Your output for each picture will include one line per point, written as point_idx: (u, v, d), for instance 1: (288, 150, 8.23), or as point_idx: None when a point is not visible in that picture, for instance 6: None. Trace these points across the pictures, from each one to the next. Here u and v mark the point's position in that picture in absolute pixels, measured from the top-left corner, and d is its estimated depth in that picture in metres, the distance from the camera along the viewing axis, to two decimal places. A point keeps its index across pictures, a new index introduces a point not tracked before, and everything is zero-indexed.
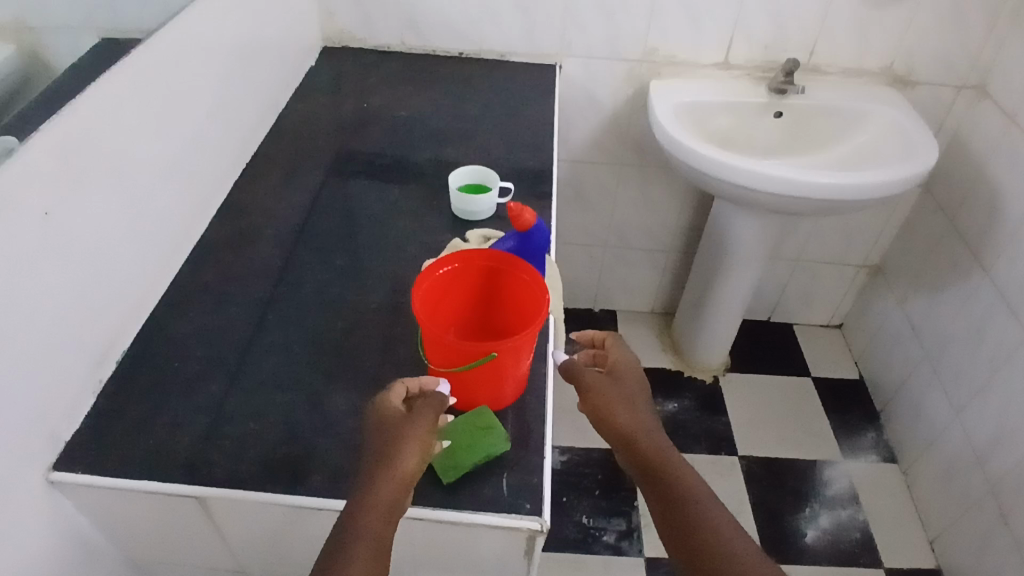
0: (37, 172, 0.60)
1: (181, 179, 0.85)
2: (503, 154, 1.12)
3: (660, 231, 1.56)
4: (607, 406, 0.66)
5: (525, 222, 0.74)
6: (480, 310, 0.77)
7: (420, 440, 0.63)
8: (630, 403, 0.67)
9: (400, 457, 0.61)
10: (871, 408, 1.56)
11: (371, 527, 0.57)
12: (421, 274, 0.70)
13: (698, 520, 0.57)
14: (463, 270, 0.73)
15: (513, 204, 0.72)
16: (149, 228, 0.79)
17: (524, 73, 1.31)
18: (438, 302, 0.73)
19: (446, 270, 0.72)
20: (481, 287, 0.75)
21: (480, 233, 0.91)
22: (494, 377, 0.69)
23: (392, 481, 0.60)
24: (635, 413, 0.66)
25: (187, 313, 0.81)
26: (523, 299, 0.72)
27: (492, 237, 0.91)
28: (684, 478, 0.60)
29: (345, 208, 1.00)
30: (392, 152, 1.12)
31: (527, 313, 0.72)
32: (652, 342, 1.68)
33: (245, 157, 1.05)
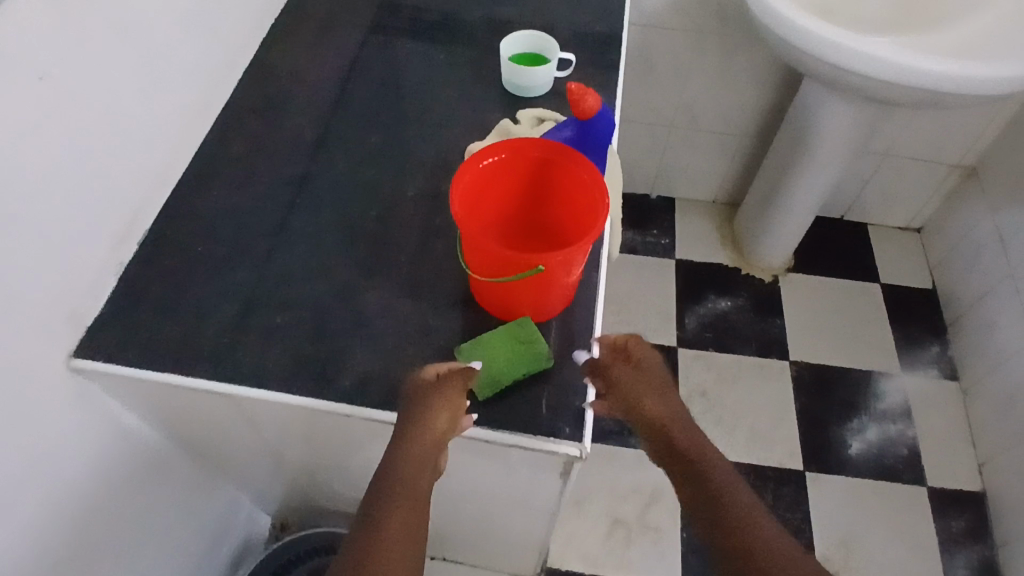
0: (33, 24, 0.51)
1: (204, 35, 0.76)
2: (566, 18, 0.97)
3: (733, 113, 1.41)
4: (635, 395, 0.61)
5: (587, 108, 0.62)
6: (528, 207, 0.68)
7: (451, 400, 0.59)
8: (659, 392, 0.62)
9: (427, 419, 0.57)
10: (940, 321, 1.46)
11: (403, 495, 0.54)
12: (462, 166, 0.61)
13: (738, 512, 0.53)
14: (511, 162, 0.63)
15: (574, 86, 0.60)
16: (168, 96, 0.71)
17: None
18: (481, 198, 0.64)
19: (491, 162, 0.63)
20: (530, 183, 0.65)
21: (533, 114, 0.80)
22: (539, 289, 0.62)
23: (419, 446, 0.56)
24: (668, 403, 0.61)
25: (212, 190, 0.75)
26: (578, 202, 0.63)
27: (546, 118, 0.80)
28: (718, 470, 0.56)
29: (384, 75, 0.89)
30: (439, 9, 0.98)
31: (582, 220, 0.63)
32: (709, 234, 1.58)
33: (276, 9, 0.93)
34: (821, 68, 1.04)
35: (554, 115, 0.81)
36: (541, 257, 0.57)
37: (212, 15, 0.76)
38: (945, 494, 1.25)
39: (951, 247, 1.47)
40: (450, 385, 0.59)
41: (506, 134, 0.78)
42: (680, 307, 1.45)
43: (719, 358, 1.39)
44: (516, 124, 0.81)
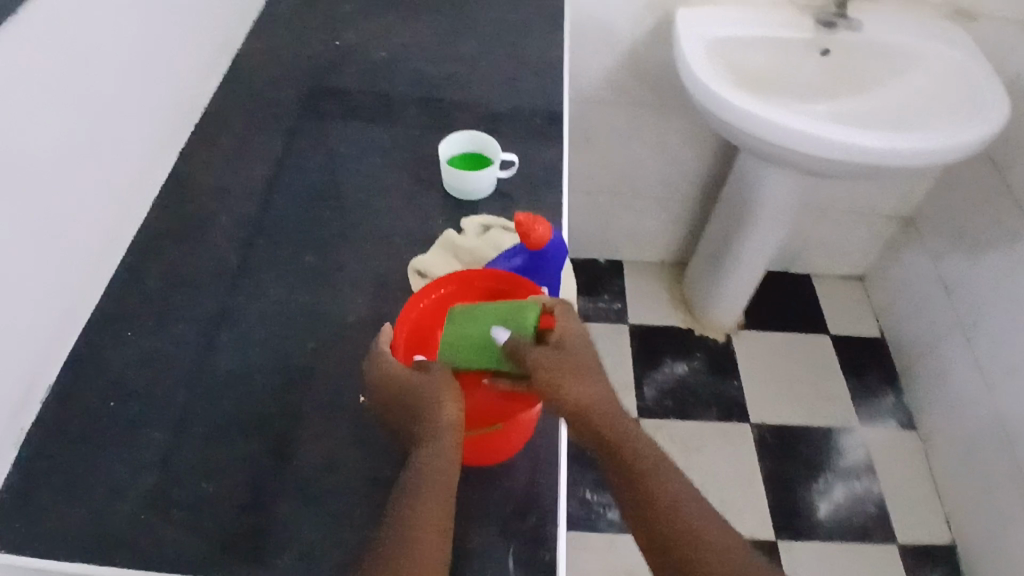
0: None
1: (99, 161, 0.69)
2: (504, 110, 0.94)
3: (675, 178, 1.40)
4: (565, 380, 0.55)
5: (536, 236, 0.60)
6: None
7: (454, 388, 0.56)
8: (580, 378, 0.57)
9: (434, 411, 0.54)
10: (891, 369, 1.47)
11: (424, 495, 0.50)
12: (406, 307, 0.60)
13: (664, 497, 0.52)
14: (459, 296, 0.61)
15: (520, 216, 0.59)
16: (57, 231, 0.64)
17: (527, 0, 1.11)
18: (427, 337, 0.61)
19: (435, 297, 0.61)
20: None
21: (479, 222, 0.76)
22: (498, 443, 0.58)
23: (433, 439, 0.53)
24: (585, 380, 0.57)
25: (126, 334, 0.68)
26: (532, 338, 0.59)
27: (493, 225, 0.76)
28: (631, 439, 0.55)
29: (316, 182, 0.83)
30: (370, 104, 0.93)
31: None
32: (661, 296, 1.56)
33: (193, 116, 0.87)
34: (758, 145, 1.03)
35: (500, 220, 0.77)
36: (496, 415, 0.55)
37: (107, 134, 0.70)
38: (917, 551, 1.23)
39: (894, 295, 1.49)
40: (436, 373, 0.56)
41: (450, 246, 0.73)
42: (638, 375, 1.42)
43: (682, 425, 1.35)
44: (461, 234, 0.76)
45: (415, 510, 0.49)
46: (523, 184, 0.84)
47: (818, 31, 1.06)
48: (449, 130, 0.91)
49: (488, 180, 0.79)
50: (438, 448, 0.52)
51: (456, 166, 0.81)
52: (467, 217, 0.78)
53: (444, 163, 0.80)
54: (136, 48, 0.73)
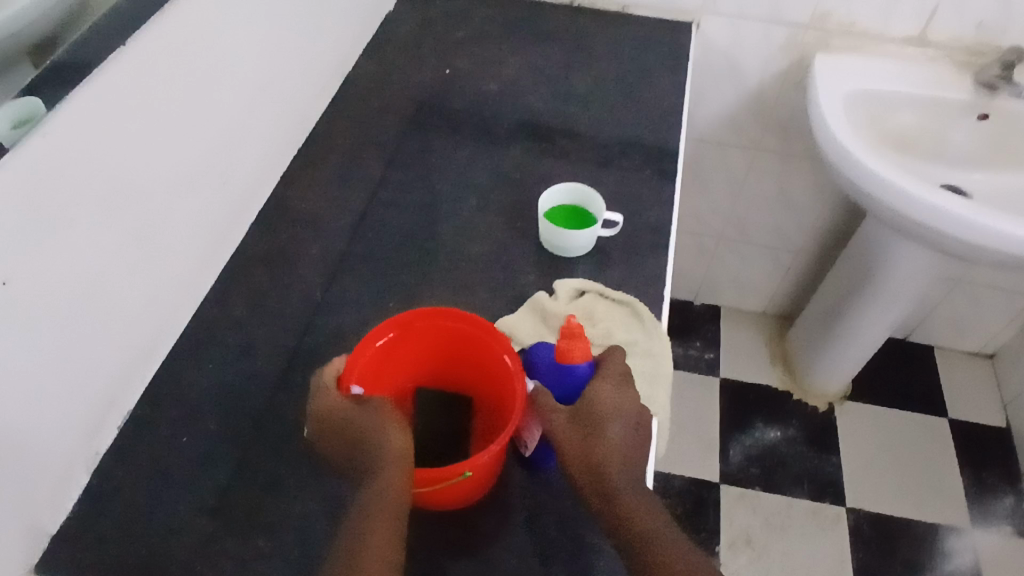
0: None
1: (211, 184, 0.70)
2: (612, 156, 0.88)
3: (790, 229, 1.29)
4: (566, 442, 0.55)
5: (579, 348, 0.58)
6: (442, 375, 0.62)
7: (393, 419, 0.54)
8: (599, 427, 0.55)
9: (379, 441, 0.53)
10: (1014, 466, 1.30)
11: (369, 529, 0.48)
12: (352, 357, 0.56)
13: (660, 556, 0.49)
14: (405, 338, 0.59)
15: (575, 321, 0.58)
16: (161, 253, 0.64)
17: (652, 35, 1.04)
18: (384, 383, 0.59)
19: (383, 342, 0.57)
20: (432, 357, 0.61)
21: (573, 286, 0.71)
22: (461, 492, 0.54)
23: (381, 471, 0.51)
24: (587, 440, 0.55)
25: (206, 363, 0.68)
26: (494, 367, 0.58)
27: (588, 290, 0.71)
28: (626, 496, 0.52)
29: (409, 219, 0.80)
30: (473, 138, 0.90)
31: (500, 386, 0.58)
32: (758, 351, 1.46)
33: (299, 138, 0.86)
34: (890, 215, 0.92)
35: (595, 284, 0.72)
36: (466, 463, 0.51)
37: (216, 157, 0.70)
38: None
39: None
40: (372, 409, 0.54)
41: (540, 311, 0.69)
42: (725, 436, 1.33)
43: (767, 499, 1.25)
44: (552, 296, 0.71)
45: (359, 549, 0.47)
46: (624, 244, 0.78)
47: (978, 93, 0.94)
48: (552, 174, 0.86)
49: (590, 238, 0.74)
50: (383, 478, 0.51)
51: (556, 220, 0.76)
52: (561, 278, 0.74)
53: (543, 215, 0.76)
54: (252, 71, 0.73)
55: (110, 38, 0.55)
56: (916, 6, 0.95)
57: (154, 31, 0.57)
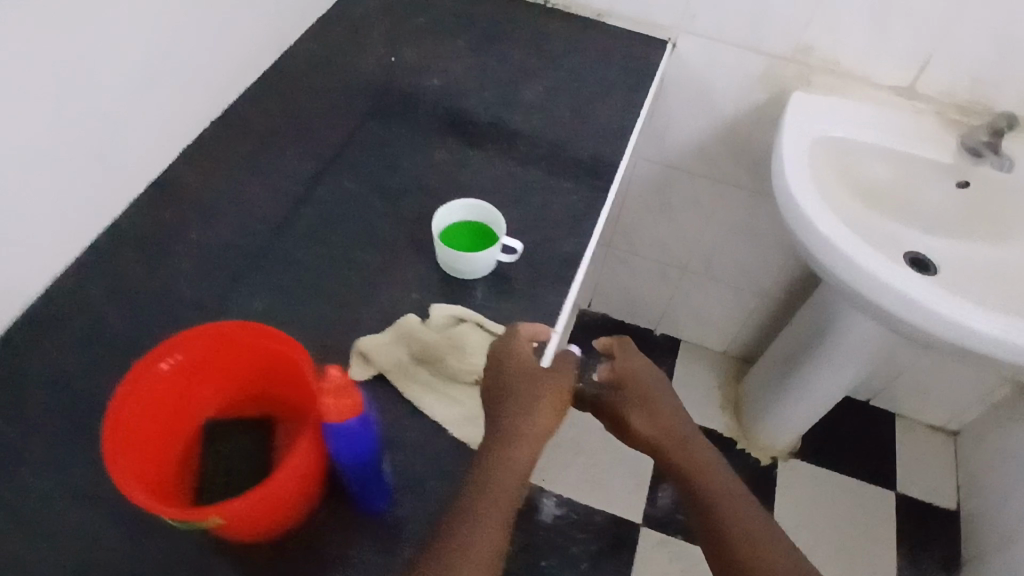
0: None
1: (90, 154, 0.65)
2: (543, 175, 0.82)
3: (755, 270, 1.22)
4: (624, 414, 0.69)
5: (345, 407, 0.44)
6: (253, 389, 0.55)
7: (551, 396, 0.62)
8: (648, 404, 0.69)
9: (532, 416, 0.60)
10: (955, 553, 1.22)
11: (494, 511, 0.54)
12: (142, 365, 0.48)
13: (715, 481, 0.63)
14: (175, 374, 0.50)
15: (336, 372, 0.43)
16: (16, 225, 0.60)
17: (621, 46, 0.97)
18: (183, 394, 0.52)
19: (162, 371, 0.49)
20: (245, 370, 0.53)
21: (450, 312, 0.66)
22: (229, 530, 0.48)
23: (520, 449, 0.58)
24: (649, 417, 0.68)
25: (44, 343, 0.63)
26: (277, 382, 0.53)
27: (466, 318, 0.66)
28: (701, 468, 0.64)
29: (304, 213, 0.75)
30: (399, 134, 0.84)
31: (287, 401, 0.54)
32: (711, 392, 1.39)
33: (213, 111, 0.81)
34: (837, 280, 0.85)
35: (475, 313, 0.67)
36: (217, 508, 0.45)
37: (99, 127, 0.65)
38: None
39: (984, 469, 1.24)
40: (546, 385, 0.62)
41: (407, 339, 0.64)
42: (655, 478, 1.27)
43: (687, 549, 1.20)
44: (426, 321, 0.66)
45: (474, 530, 0.52)
46: (526, 275, 0.72)
47: (960, 157, 0.86)
48: (473, 185, 0.80)
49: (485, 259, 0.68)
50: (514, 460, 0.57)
51: (457, 240, 0.71)
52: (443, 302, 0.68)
53: (443, 235, 0.71)
54: (151, 40, 0.68)
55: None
56: (903, 55, 0.87)
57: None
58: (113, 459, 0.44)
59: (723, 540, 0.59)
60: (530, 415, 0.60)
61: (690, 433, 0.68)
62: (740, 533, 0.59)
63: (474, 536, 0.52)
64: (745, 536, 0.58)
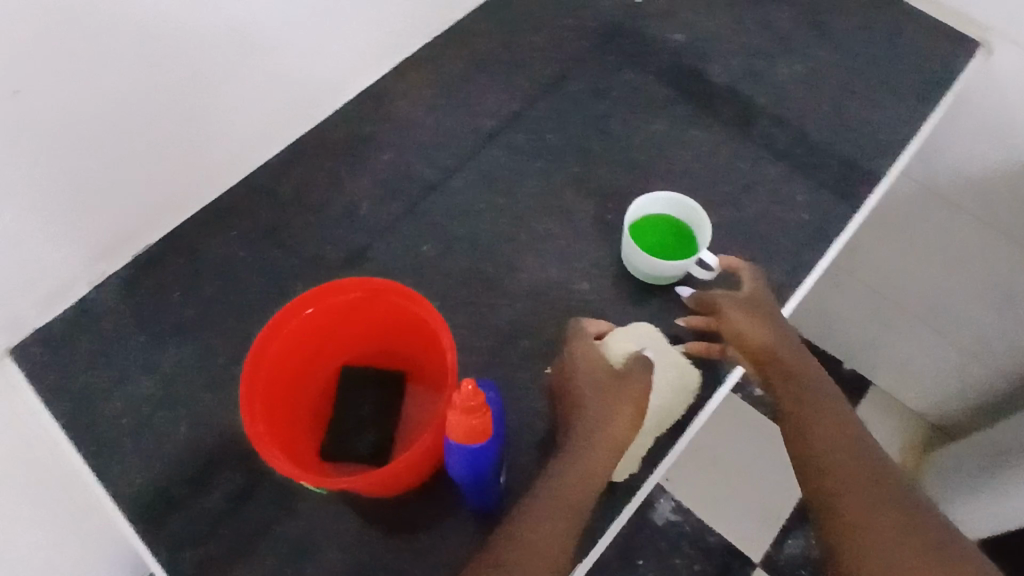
0: (8, 39, 0.44)
1: (305, 52, 0.64)
2: (769, 186, 0.70)
3: (995, 341, 1.01)
4: (740, 327, 0.57)
5: (470, 428, 0.39)
6: (397, 347, 0.53)
7: (620, 408, 0.54)
8: (758, 311, 0.58)
9: (605, 424, 0.53)
10: None
11: (553, 514, 0.48)
12: (299, 304, 0.47)
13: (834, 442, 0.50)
14: (318, 319, 0.49)
15: (467, 388, 0.38)
16: (223, 109, 0.61)
17: (919, 40, 0.79)
18: (329, 335, 0.51)
19: (306, 316, 0.48)
20: (394, 329, 0.51)
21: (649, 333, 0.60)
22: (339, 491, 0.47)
23: (591, 457, 0.51)
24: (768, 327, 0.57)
25: (230, 232, 0.65)
26: (415, 346, 0.51)
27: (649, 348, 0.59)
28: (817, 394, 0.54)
29: (499, 158, 0.70)
30: (622, 92, 0.75)
31: (420, 363, 0.52)
32: (885, 454, 1.21)
33: (439, 25, 0.77)
34: None
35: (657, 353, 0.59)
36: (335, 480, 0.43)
37: (319, 26, 0.63)
38: None
39: None
40: (617, 395, 0.54)
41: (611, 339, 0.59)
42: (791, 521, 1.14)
43: None
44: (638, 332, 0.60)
45: (535, 522, 0.47)
46: None
47: None
48: (685, 174, 0.70)
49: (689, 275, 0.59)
50: (571, 474, 0.50)
51: (659, 243, 0.62)
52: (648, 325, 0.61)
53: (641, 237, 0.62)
54: None
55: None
56: None
57: None
58: (249, 405, 0.43)
59: (840, 511, 0.47)
60: (602, 423, 0.53)
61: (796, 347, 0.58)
62: (861, 502, 0.47)
63: (534, 535, 0.46)
64: (866, 511, 0.46)
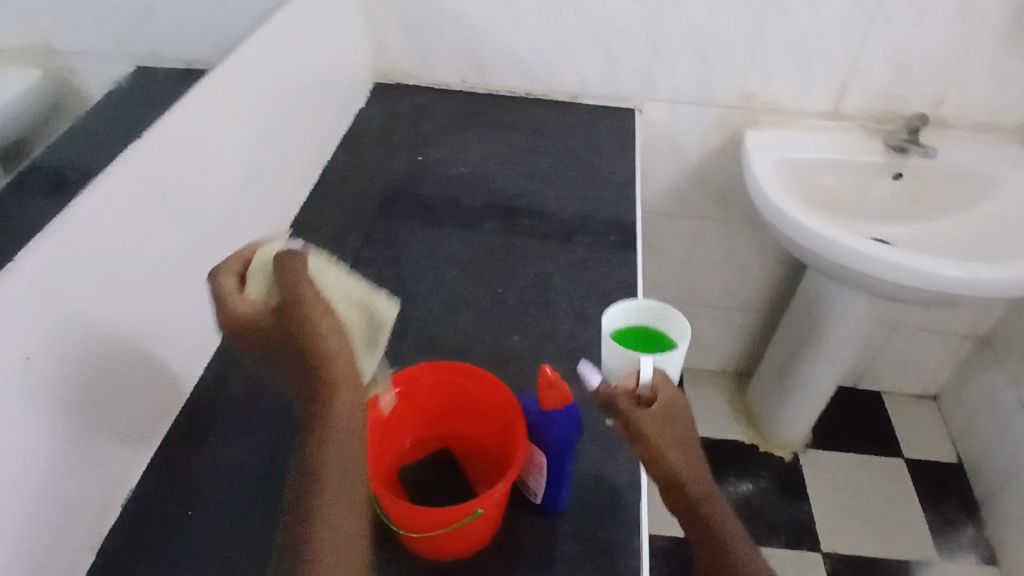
0: (23, 306, 0.50)
1: (210, 267, 0.75)
2: (579, 226, 0.96)
3: (736, 288, 1.42)
4: (660, 445, 0.58)
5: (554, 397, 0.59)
6: (437, 423, 0.65)
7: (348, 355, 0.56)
8: (673, 416, 0.59)
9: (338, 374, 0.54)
10: (968, 496, 1.39)
11: (329, 504, 0.49)
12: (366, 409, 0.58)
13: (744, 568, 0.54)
14: (395, 405, 0.61)
15: (548, 369, 0.59)
16: (167, 334, 0.68)
17: (598, 118, 1.16)
18: (389, 434, 0.61)
19: (387, 400, 0.60)
20: (431, 407, 0.64)
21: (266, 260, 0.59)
22: (471, 533, 0.57)
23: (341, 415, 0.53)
24: (685, 450, 0.58)
25: (207, 440, 0.69)
26: (453, 411, 0.64)
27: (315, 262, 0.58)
28: (721, 525, 0.56)
29: (393, 290, 0.87)
30: (447, 215, 0.98)
31: (460, 425, 0.65)
32: (723, 409, 1.53)
33: (283, 224, 0.93)
34: (829, 264, 1.04)
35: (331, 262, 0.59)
36: (477, 501, 0.54)
37: (215, 243, 0.75)
38: None
39: (970, 419, 1.43)
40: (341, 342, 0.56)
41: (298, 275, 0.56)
42: None
43: None
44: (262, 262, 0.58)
45: (321, 522, 0.49)
46: (598, 305, 0.85)
47: (890, 155, 1.10)
48: (524, 244, 0.94)
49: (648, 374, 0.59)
50: (340, 451, 0.52)
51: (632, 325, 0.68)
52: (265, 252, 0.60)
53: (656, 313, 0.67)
54: (246, 168, 0.80)
55: (117, 146, 0.61)
56: (828, 86, 1.11)
57: (158, 139, 0.64)
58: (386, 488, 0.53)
59: None
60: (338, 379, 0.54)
61: (696, 467, 0.58)
62: None
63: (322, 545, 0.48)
64: None
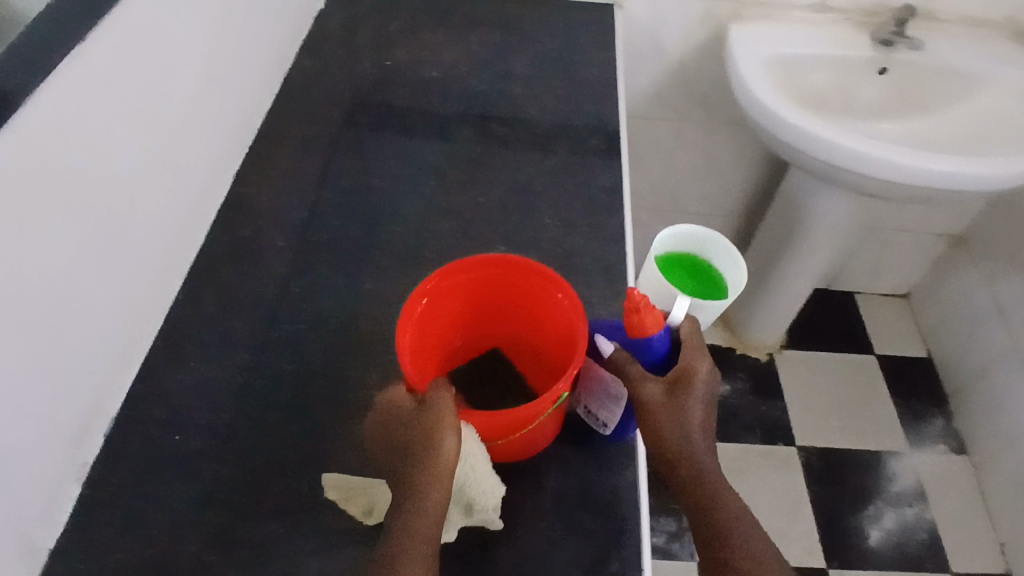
0: None
1: (170, 179, 0.70)
2: (560, 130, 0.92)
3: (716, 193, 1.40)
4: (659, 423, 0.55)
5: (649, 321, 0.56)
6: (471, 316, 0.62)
7: (449, 439, 0.52)
8: (681, 388, 0.57)
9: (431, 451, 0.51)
10: (937, 390, 1.44)
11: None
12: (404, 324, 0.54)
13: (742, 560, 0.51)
14: (433, 304, 0.58)
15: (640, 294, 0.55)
16: (131, 251, 0.64)
17: (577, 15, 1.10)
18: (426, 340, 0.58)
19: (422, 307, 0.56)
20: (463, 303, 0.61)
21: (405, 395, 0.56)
22: (529, 440, 0.57)
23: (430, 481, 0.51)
24: (688, 426, 0.56)
25: (187, 363, 0.67)
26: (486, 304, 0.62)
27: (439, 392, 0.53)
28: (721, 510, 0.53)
29: (369, 202, 0.83)
30: (422, 121, 0.93)
31: (493, 315, 0.63)
32: None
33: (247, 135, 0.87)
34: (815, 164, 1.02)
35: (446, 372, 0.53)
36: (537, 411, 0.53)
37: (173, 153, 0.70)
38: None
39: (941, 318, 1.47)
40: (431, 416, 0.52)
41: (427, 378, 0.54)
42: None
43: (726, 449, 1.33)
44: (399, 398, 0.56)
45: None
46: (583, 211, 0.82)
47: (878, 49, 1.07)
48: (504, 149, 0.90)
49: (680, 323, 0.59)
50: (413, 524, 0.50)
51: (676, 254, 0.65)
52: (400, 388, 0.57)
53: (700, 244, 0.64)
54: (200, 69, 0.73)
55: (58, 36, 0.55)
56: None
57: (104, 36, 0.57)
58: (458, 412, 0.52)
59: None
60: (422, 465, 0.52)
61: (698, 449, 0.56)
62: None
63: None
64: None
